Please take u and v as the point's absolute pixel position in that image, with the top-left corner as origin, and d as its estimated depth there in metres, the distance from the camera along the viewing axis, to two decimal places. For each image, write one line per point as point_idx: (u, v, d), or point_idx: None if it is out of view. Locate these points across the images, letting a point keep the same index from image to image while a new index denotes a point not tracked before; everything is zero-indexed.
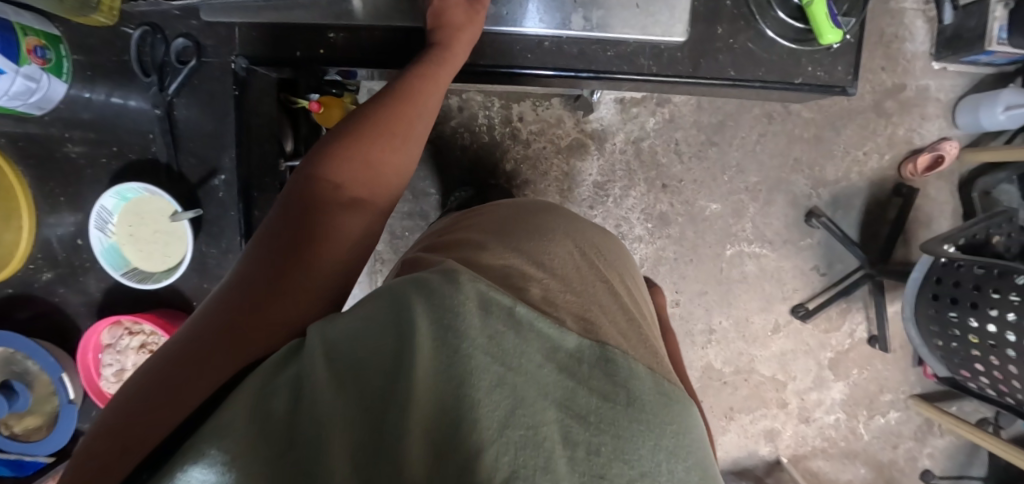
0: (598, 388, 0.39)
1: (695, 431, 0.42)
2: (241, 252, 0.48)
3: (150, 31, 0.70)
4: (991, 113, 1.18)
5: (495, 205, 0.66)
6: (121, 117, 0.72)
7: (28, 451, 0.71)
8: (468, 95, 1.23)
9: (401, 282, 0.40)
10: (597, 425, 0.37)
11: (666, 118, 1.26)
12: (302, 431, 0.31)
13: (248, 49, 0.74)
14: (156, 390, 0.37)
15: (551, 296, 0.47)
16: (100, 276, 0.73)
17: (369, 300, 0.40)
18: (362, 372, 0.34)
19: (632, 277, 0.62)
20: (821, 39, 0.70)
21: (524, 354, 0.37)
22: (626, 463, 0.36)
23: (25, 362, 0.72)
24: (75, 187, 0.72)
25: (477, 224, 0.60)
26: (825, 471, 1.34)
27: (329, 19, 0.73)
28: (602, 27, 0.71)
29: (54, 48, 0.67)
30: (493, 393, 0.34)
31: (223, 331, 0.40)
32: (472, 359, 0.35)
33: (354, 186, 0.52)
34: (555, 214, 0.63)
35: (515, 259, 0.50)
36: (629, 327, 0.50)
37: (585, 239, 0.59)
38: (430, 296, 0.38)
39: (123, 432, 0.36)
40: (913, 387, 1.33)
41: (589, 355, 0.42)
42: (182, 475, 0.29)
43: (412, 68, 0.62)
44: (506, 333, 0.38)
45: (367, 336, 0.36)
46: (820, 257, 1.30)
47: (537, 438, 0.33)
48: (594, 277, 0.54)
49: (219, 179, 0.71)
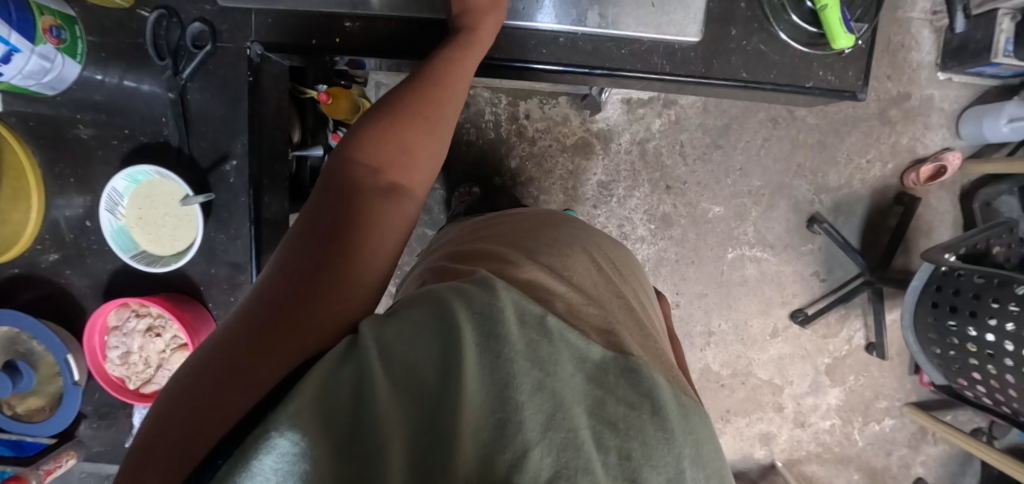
0: (625, 397, 0.39)
1: (712, 442, 0.42)
2: (282, 239, 0.47)
3: (166, 14, 0.70)
4: (994, 125, 1.19)
5: (514, 214, 0.66)
6: (133, 100, 0.72)
7: (29, 432, 0.72)
8: (475, 90, 1.24)
9: (441, 289, 0.41)
10: (626, 431, 0.37)
11: (672, 119, 1.27)
12: (362, 426, 0.31)
13: (264, 36, 0.73)
14: (214, 379, 0.35)
15: (575, 310, 0.47)
16: (106, 259, 0.73)
17: (412, 301, 0.41)
18: (413, 372, 0.34)
19: (643, 291, 0.63)
20: (834, 44, 0.71)
21: (558, 361, 0.38)
22: (654, 469, 0.36)
23: (30, 342, 0.72)
24: (85, 168, 0.72)
25: (501, 234, 0.60)
26: (819, 475, 1.35)
27: (346, 8, 0.71)
28: (617, 25, 0.71)
29: (69, 29, 0.68)
30: (535, 397, 0.34)
31: (274, 314, 0.39)
32: (514, 363, 0.35)
33: (392, 171, 0.52)
34: (573, 227, 0.63)
35: (541, 268, 0.51)
36: (645, 338, 0.50)
37: (601, 253, 0.59)
38: (474, 301, 0.39)
39: (187, 419, 0.34)
40: (909, 395, 1.34)
41: (613, 364, 0.42)
42: (256, 465, 0.28)
43: (439, 52, 0.62)
44: (540, 341, 0.38)
45: (416, 339, 0.36)
46: (821, 263, 1.30)
47: (578, 440, 0.33)
48: (612, 291, 0.54)
49: (231, 165, 0.71)
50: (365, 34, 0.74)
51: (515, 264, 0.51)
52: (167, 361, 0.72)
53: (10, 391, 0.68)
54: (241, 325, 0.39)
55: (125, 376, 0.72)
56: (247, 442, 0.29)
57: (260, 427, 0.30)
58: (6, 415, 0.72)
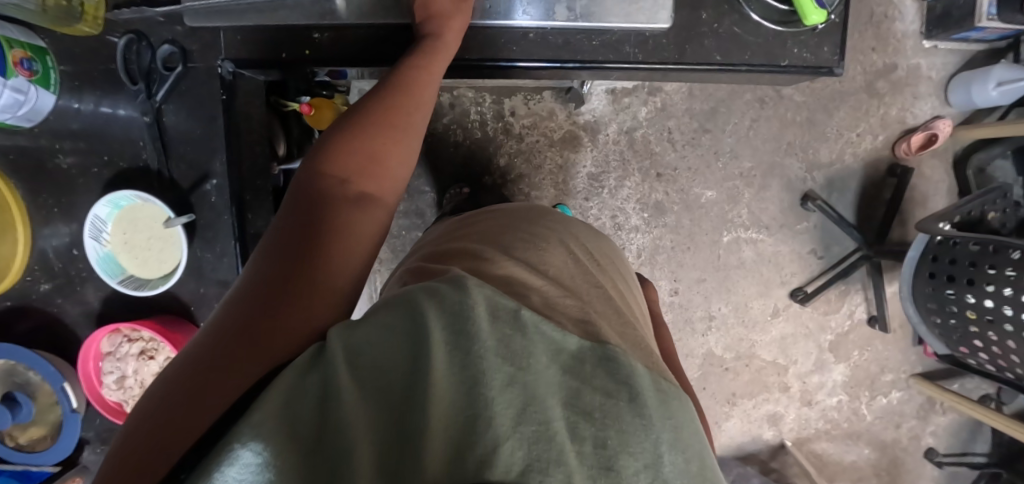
0: (601, 386, 0.40)
1: (693, 426, 0.42)
2: (253, 252, 0.47)
3: (136, 38, 0.70)
4: (983, 90, 1.18)
5: (494, 210, 0.66)
6: (110, 125, 0.72)
7: (34, 461, 0.72)
8: (458, 91, 1.23)
9: (413, 290, 0.41)
10: (602, 420, 0.37)
11: (658, 106, 1.26)
12: (329, 431, 0.31)
13: (235, 53, 0.73)
14: (185, 393, 0.36)
15: (551, 301, 0.47)
16: (97, 285, 0.73)
17: (383, 303, 0.41)
18: (382, 375, 0.35)
19: (623, 279, 0.63)
20: (806, 20, 0.70)
21: (532, 354, 0.38)
22: (631, 456, 0.36)
23: (26, 373, 0.72)
24: (69, 197, 0.73)
25: (479, 231, 0.60)
26: (829, 453, 1.36)
27: (314, 19, 0.71)
28: (586, 17, 0.71)
29: (41, 60, 0.68)
30: (505, 392, 0.34)
31: (246, 327, 0.40)
32: (484, 359, 0.35)
33: (361, 179, 0.52)
34: (552, 220, 0.63)
35: (517, 262, 0.51)
36: (625, 326, 0.50)
37: (580, 245, 0.59)
38: (445, 300, 0.39)
39: (159, 433, 0.34)
40: (914, 366, 1.34)
41: (589, 355, 0.42)
42: (219, 475, 0.29)
43: (406, 59, 0.62)
44: (513, 336, 0.38)
45: (386, 342, 0.36)
46: (818, 240, 1.30)
47: (549, 430, 0.33)
48: (590, 281, 0.54)
49: (211, 184, 0.72)
50: (335, 45, 0.73)
51: (492, 261, 0.51)
52: None
53: (9, 423, 0.70)
54: (212, 338, 0.39)
55: (122, 400, 0.72)
56: (215, 455, 0.30)
57: (228, 440, 0.31)
58: (9, 447, 0.73)
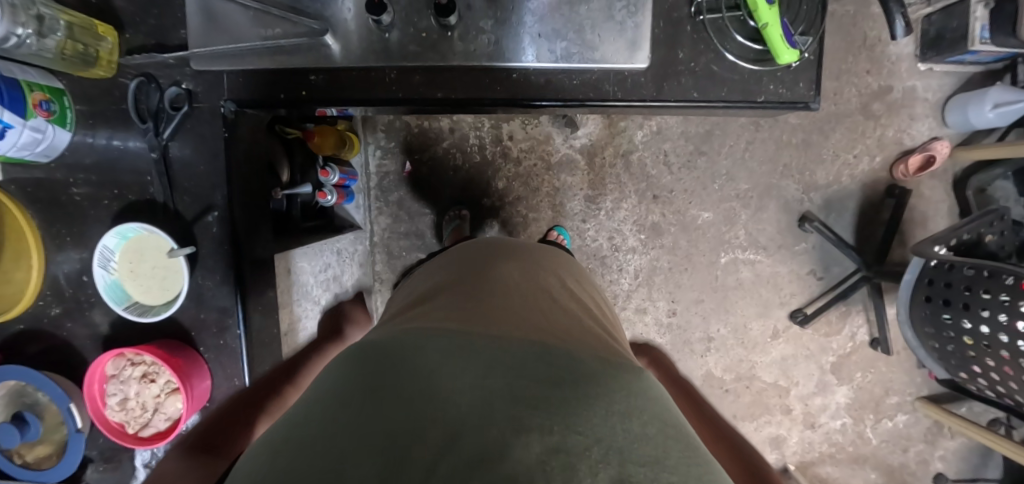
0: (545, 381, 0.42)
1: (650, 393, 0.44)
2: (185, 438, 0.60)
3: (146, 81, 0.75)
4: (979, 110, 1.18)
5: (451, 248, 0.72)
6: (120, 159, 0.76)
7: (37, 479, 0.75)
8: (458, 116, 1.27)
9: (349, 361, 0.45)
10: (548, 409, 0.38)
11: (654, 130, 1.29)
12: None
13: (236, 94, 0.78)
14: None
15: (496, 316, 0.52)
16: (104, 310, 0.78)
17: (325, 378, 0.45)
18: (316, 439, 0.36)
19: (584, 284, 0.67)
20: (778, 59, 0.73)
21: (466, 378, 0.41)
22: (580, 433, 0.36)
23: (35, 393, 0.77)
24: (80, 227, 0.77)
25: (433, 269, 0.65)
26: (834, 476, 1.34)
27: (309, 63, 0.76)
28: (567, 58, 0.74)
29: (58, 101, 0.72)
30: (438, 417, 0.37)
31: None
32: (414, 400, 0.39)
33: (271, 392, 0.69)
34: (501, 244, 0.68)
35: (463, 293, 0.56)
36: (578, 327, 0.54)
37: (529, 261, 0.64)
38: (378, 360, 0.44)
39: None
40: (920, 389, 1.32)
41: (534, 359, 0.45)
42: None
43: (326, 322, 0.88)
44: (446, 368, 0.42)
45: (321, 412, 0.39)
46: (817, 261, 1.30)
47: (487, 430, 0.35)
48: (539, 291, 0.58)
49: (213, 215, 0.76)
50: (330, 86, 0.78)
51: (440, 299, 0.56)
52: (162, 405, 0.75)
53: (19, 440, 0.72)
54: None
55: (125, 421, 0.75)
56: None
57: None
58: (17, 464, 0.76)
